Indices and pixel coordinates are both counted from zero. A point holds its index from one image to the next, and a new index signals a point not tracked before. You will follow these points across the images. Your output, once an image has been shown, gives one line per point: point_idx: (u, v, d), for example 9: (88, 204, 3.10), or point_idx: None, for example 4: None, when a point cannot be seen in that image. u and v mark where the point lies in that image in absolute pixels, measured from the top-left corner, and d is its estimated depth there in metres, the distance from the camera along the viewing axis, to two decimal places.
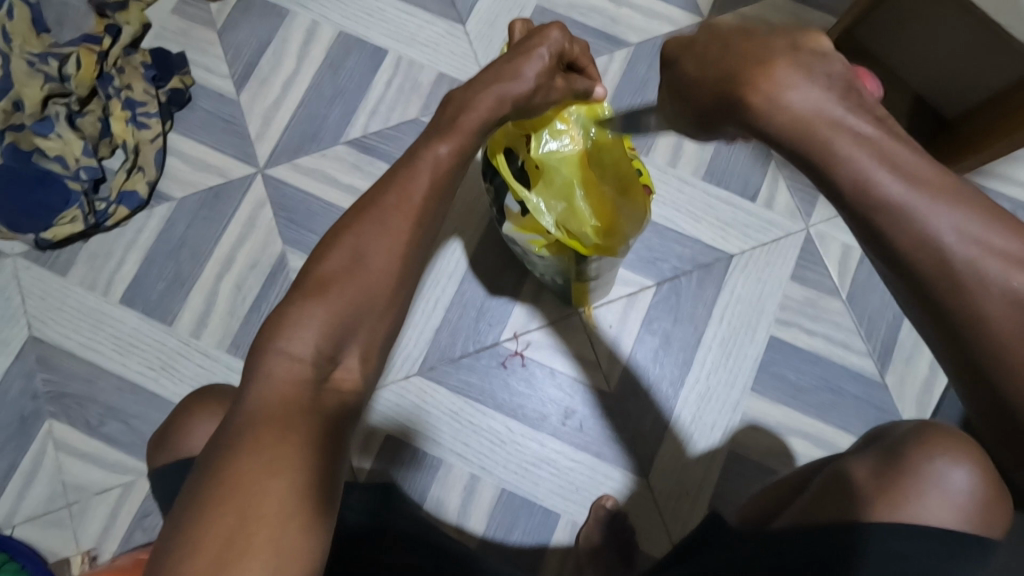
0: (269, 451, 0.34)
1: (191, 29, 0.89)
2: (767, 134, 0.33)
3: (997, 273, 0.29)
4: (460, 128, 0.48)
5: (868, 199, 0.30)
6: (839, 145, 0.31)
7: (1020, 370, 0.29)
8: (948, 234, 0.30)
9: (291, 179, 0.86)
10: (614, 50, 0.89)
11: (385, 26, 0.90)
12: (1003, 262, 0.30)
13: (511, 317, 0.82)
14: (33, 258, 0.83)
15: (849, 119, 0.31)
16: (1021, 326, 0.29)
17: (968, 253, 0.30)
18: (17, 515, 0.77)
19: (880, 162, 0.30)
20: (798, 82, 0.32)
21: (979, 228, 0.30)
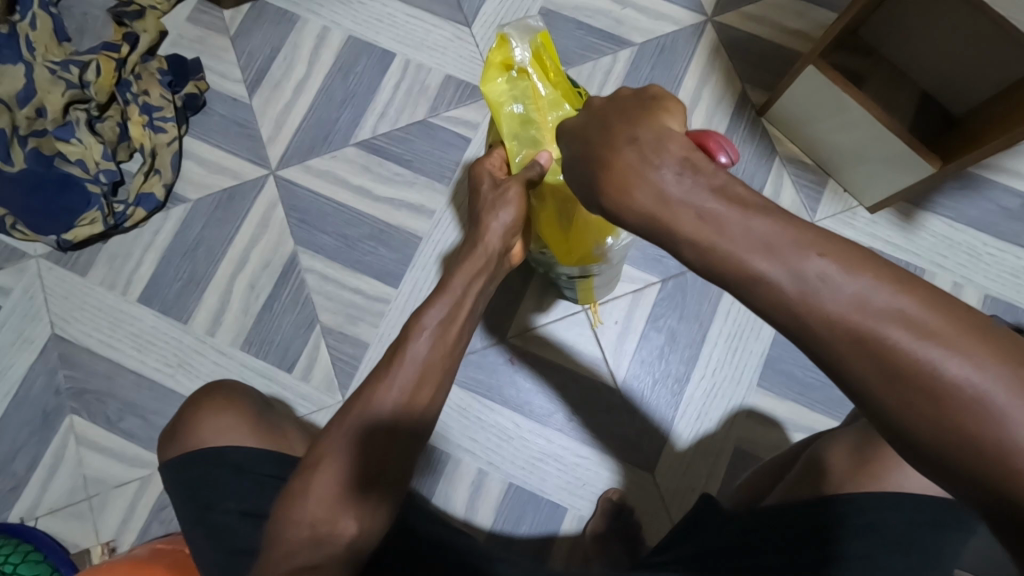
0: (312, 512, 0.45)
1: (205, 35, 0.92)
2: (630, 229, 0.36)
3: (841, 307, 0.30)
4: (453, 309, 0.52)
5: (719, 268, 0.33)
6: (683, 230, 0.33)
7: (885, 391, 0.29)
8: (783, 283, 0.31)
9: (303, 181, 0.88)
10: (617, 50, 0.91)
11: (393, 30, 0.92)
12: (846, 296, 0.30)
13: (517, 315, 0.83)
14: (55, 259, 0.86)
15: (694, 197, 0.33)
16: (887, 359, 0.29)
17: (812, 298, 0.30)
18: (39, 508, 0.79)
19: (697, 222, 0.33)
20: (652, 172, 0.35)
21: (828, 269, 0.30)
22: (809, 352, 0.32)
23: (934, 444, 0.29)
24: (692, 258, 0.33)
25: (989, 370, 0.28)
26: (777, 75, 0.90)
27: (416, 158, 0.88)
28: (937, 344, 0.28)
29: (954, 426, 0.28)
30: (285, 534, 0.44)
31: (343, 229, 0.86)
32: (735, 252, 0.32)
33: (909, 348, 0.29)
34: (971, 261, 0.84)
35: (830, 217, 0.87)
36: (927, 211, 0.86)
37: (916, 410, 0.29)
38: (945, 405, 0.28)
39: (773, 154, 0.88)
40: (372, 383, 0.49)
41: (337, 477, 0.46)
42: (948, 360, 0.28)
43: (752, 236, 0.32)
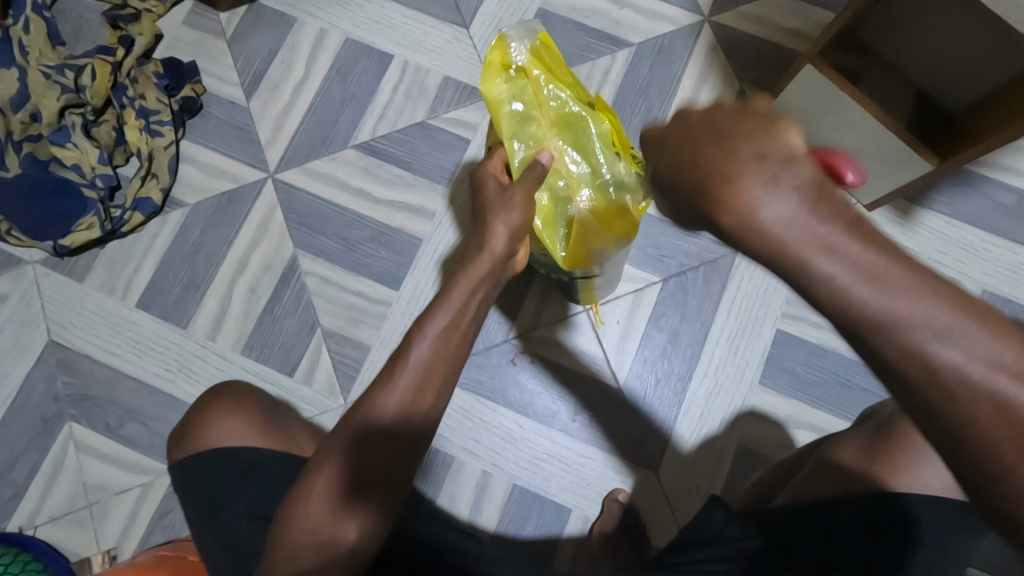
0: (314, 520, 0.45)
1: (202, 38, 0.91)
2: (743, 249, 0.32)
3: (971, 368, 0.28)
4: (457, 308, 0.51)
5: (844, 305, 0.30)
6: (814, 261, 0.30)
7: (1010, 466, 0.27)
8: (910, 334, 0.29)
9: (303, 184, 0.87)
10: (616, 51, 0.91)
11: (391, 31, 0.91)
12: (977, 359, 0.28)
13: (519, 315, 0.83)
14: (52, 264, 0.85)
15: (821, 227, 0.30)
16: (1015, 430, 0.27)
17: (938, 358, 0.28)
18: (39, 516, 0.79)
19: (832, 259, 0.30)
20: (765, 194, 0.31)
21: (953, 328, 0.29)
22: (922, 411, 0.29)
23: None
24: (822, 289, 0.30)
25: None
26: (775, 74, 0.91)
27: (416, 160, 0.87)
28: None
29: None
30: (292, 538, 0.45)
31: (344, 232, 0.86)
32: (849, 286, 0.29)
33: (1010, 398, 0.28)
34: (969, 257, 0.85)
35: None
36: (925, 208, 0.86)
37: (1016, 465, 0.27)
38: None
39: None
40: (377, 393, 0.47)
41: (339, 486, 0.45)
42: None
43: (866, 279, 0.29)
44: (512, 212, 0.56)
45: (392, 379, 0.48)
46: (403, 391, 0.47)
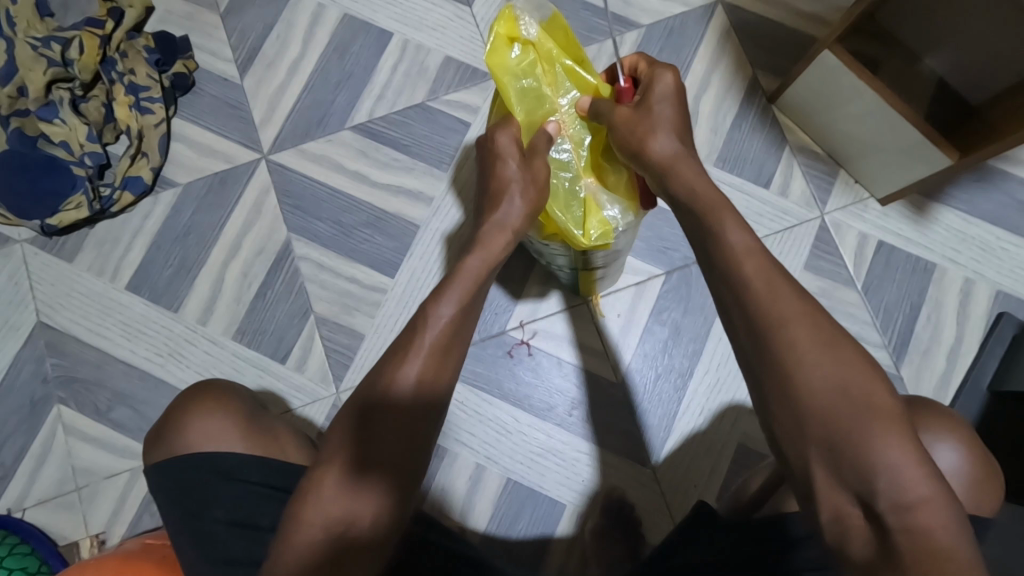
0: (330, 505, 0.43)
1: (194, 12, 0.88)
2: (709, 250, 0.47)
3: (828, 376, 0.40)
4: (459, 277, 0.51)
5: (753, 297, 0.43)
6: (741, 257, 0.45)
7: (830, 444, 0.39)
8: (795, 342, 0.41)
9: (297, 166, 0.85)
10: (625, 32, 0.87)
11: (391, 8, 0.88)
12: (837, 374, 0.40)
13: (518, 306, 0.81)
14: (40, 244, 0.83)
15: (753, 252, 0.45)
16: (843, 425, 0.39)
17: (807, 363, 0.41)
18: (27, 499, 0.78)
19: (761, 273, 0.44)
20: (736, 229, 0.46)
21: (830, 358, 0.41)
22: (783, 394, 0.41)
23: (834, 468, 0.39)
24: (734, 281, 0.44)
25: (921, 473, 0.38)
26: (790, 60, 0.87)
27: (414, 143, 0.85)
28: (884, 439, 0.38)
29: (842, 468, 0.39)
30: (307, 524, 0.43)
31: (339, 216, 0.83)
32: (755, 281, 0.43)
33: (845, 407, 0.39)
34: (984, 255, 0.82)
35: (841, 208, 0.84)
36: (941, 204, 0.83)
37: (827, 429, 0.39)
38: (863, 473, 0.38)
39: (783, 143, 0.86)
40: (393, 360, 0.47)
41: (352, 468, 0.44)
42: (889, 451, 0.38)
43: (774, 290, 0.43)
44: (525, 186, 0.56)
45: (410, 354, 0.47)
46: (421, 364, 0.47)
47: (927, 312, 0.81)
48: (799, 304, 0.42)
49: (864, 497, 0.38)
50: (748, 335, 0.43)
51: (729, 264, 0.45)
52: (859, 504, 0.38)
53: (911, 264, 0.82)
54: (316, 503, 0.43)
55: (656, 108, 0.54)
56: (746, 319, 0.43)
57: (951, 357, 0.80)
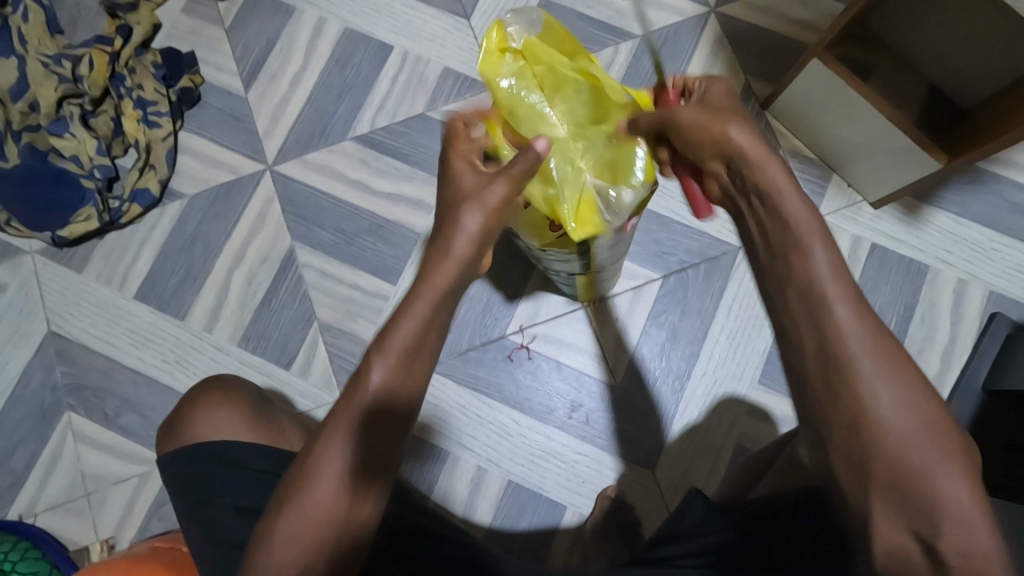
0: (309, 518, 0.43)
1: (200, 27, 0.90)
2: (771, 262, 0.42)
3: (903, 413, 0.37)
4: (427, 291, 0.46)
5: (824, 322, 0.39)
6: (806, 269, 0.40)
7: (898, 484, 0.37)
8: (866, 371, 0.38)
9: (300, 176, 0.87)
10: (619, 42, 0.89)
11: (390, 21, 0.90)
12: (910, 410, 0.37)
13: (518, 310, 0.82)
14: (51, 255, 0.85)
15: (825, 266, 0.40)
16: (914, 463, 0.37)
17: (880, 398, 0.37)
18: (38, 505, 0.79)
19: (833, 292, 0.39)
20: (818, 244, 0.40)
21: (902, 390, 0.37)
22: (853, 430, 0.38)
23: (903, 509, 0.37)
24: (801, 302, 0.40)
25: (981, 513, 0.36)
26: (782, 67, 0.89)
27: (414, 152, 0.86)
28: (960, 478, 0.37)
29: (917, 512, 0.37)
30: (280, 533, 0.43)
31: (341, 225, 0.85)
32: (829, 302, 0.39)
33: (913, 443, 0.37)
34: (977, 256, 0.83)
35: (834, 212, 0.85)
36: (934, 206, 0.84)
37: (896, 467, 0.37)
38: (934, 516, 0.36)
39: (777, 148, 0.87)
40: (371, 363, 0.44)
41: (341, 484, 0.43)
42: (954, 492, 0.36)
43: (846, 311, 0.39)
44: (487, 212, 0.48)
45: (380, 357, 0.44)
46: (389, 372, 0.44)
47: (921, 312, 0.82)
48: (873, 336, 0.38)
49: (924, 537, 0.37)
50: (818, 363, 0.39)
51: (808, 284, 0.40)
52: (918, 543, 0.37)
53: (905, 266, 0.83)
54: (293, 518, 0.43)
55: (727, 113, 0.48)
56: (819, 347, 0.39)
57: (946, 356, 0.81)
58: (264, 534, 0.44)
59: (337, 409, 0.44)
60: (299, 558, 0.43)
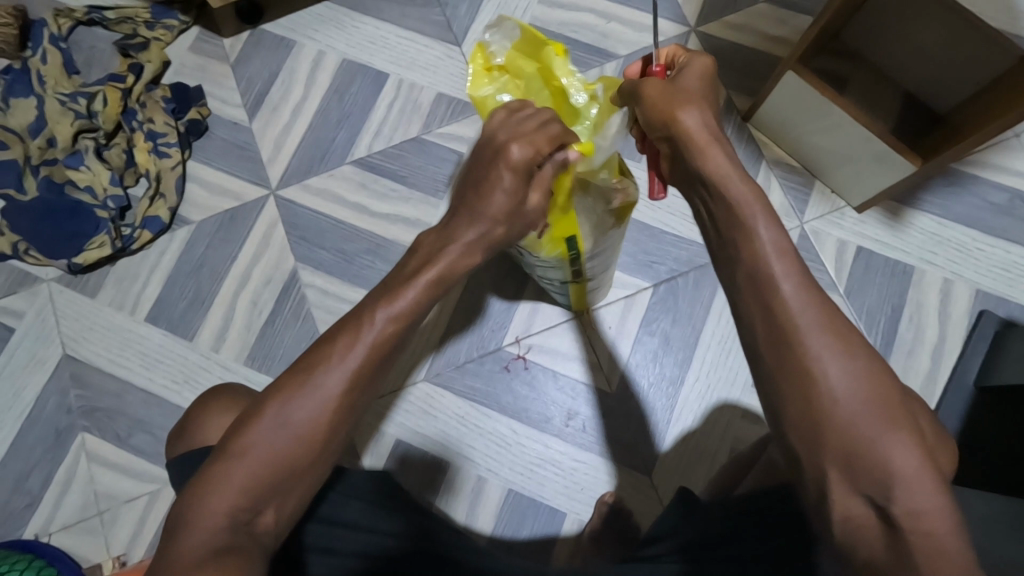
0: (272, 452, 0.42)
1: (206, 64, 0.96)
2: (720, 234, 0.46)
3: (843, 377, 0.39)
4: (408, 293, 0.47)
5: (767, 292, 0.42)
6: (748, 235, 0.44)
7: (848, 450, 0.38)
8: (806, 342, 0.40)
9: (302, 200, 0.90)
10: (604, 63, 0.93)
11: (385, 51, 0.95)
12: (851, 375, 0.39)
13: (513, 322, 0.85)
14: (66, 282, 0.89)
15: (764, 234, 0.44)
16: (858, 427, 0.38)
17: (822, 363, 0.40)
18: (53, 524, 0.82)
19: (773, 262, 0.43)
20: (762, 222, 0.44)
21: (842, 355, 0.40)
22: (801, 397, 0.40)
23: (856, 470, 0.38)
24: (745, 272, 0.44)
25: (931, 482, 0.37)
26: (761, 81, 0.92)
27: (410, 174, 0.90)
28: (904, 442, 0.38)
29: (867, 473, 0.38)
30: (235, 472, 0.41)
31: (341, 245, 0.89)
32: (766, 270, 0.43)
33: (853, 408, 0.39)
34: (961, 256, 0.85)
35: (819, 218, 0.88)
36: (915, 209, 0.87)
37: (841, 429, 0.39)
38: (880, 475, 0.37)
39: (760, 158, 0.90)
40: (377, 302, 0.46)
41: (304, 434, 0.42)
42: (902, 456, 0.38)
43: (786, 284, 0.42)
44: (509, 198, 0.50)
45: (386, 303, 0.46)
46: (393, 318, 0.45)
47: (909, 313, 0.84)
48: (814, 309, 0.41)
49: (878, 501, 0.37)
50: (768, 337, 0.42)
51: (754, 263, 0.43)
52: (872, 508, 0.38)
53: (889, 268, 0.85)
54: (256, 454, 0.41)
55: (691, 98, 0.51)
56: (767, 322, 0.42)
57: (935, 356, 0.82)
58: (211, 476, 0.41)
59: (322, 349, 0.44)
60: (248, 505, 0.41)
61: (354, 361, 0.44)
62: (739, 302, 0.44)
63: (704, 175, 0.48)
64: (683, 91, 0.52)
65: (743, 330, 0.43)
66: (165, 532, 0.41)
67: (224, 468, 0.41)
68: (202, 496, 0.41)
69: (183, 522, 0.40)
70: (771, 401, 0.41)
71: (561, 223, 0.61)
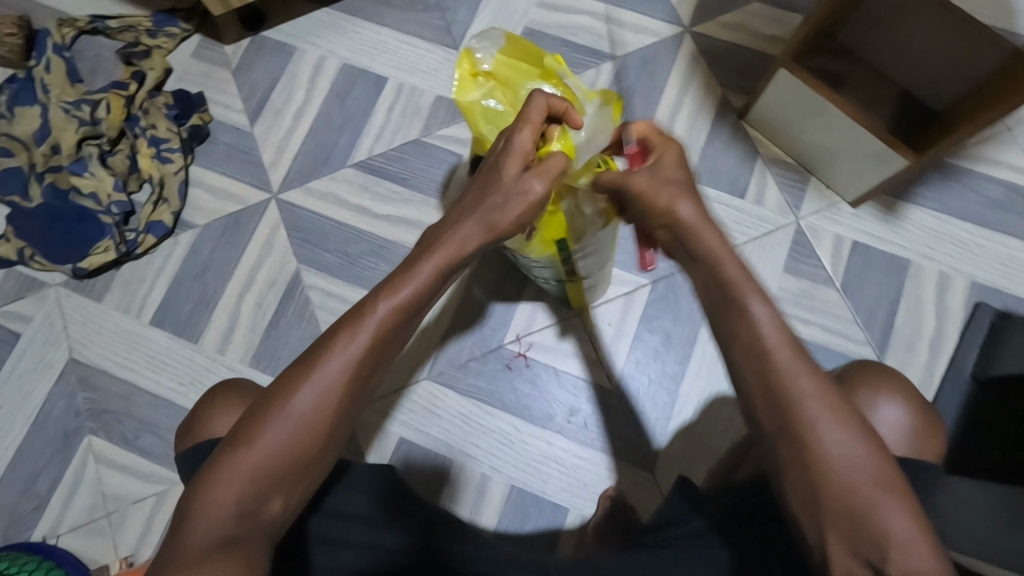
0: (277, 440, 0.42)
1: (209, 70, 0.97)
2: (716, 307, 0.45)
3: (841, 451, 0.39)
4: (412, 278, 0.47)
5: (765, 365, 0.41)
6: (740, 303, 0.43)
7: (849, 521, 0.38)
8: (803, 415, 0.40)
9: (305, 203, 0.92)
10: (601, 64, 0.94)
11: (385, 56, 0.96)
12: (848, 448, 0.39)
13: (514, 321, 0.86)
14: (72, 286, 0.90)
15: (756, 303, 0.43)
16: (856, 498, 0.38)
17: (820, 438, 0.39)
18: (61, 526, 0.83)
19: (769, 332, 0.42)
20: (754, 294, 0.43)
21: (837, 426, 0.39)
22: (801, 469, 0.40)
23: (857, 538, 0.37)
24: (740, 347, 0.43)
25: (932, 549, 0.36)
26: (756, 80, 0.93)
27: (411, 176, 0.91)
28: (903, 514, 0.37)
29: (867, 543, 0.37)
30: (241, 461, 0.41)
31: (344, 247, 0.90)
32: (763, 341, 0.42)
33: (852, 483, 0.38)
34: (957, 250, 0.86)
35: (815, 213, 0.89)
36: (911, 203, 0.88)
37: (841, 504, 0.38)
38: (879, 545, 0.37)
39: (756, 156, 0.91)
40: (380, 292, 0.46)
41: (310, 422, 0.42)
42: (901, 524, 0.37)
43: (781, 353, 0.41)
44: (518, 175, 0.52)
45: (394, 286, 0.46)
46: (395, 310, 0.45)
47: (906, 307, 0.84)
48: (810, 377, 0.41)
49: (876, 565, 0.37)
50: (767, 406, 0.41)
51: (749, 334, 0.42)
52: (872, 573, 0.37)
53: (886, 262, 0.86)
54: (260, 446, 0.41)
55: (680, 182, 0.50)
56: (764, 391, 0.41)
57: (933, 349, 0.83)
58: (217, 466, 0.41)
59: (326, 339, 0.44)
60: (255, 494, 0.41)
61: (356, 351, 0.44)
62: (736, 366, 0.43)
63: (693, 251, 0.47)
64: (673, 170, 0.51)
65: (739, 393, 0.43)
66: (174, 523, 0.41)
67: (231, 458, 0.41)
68: (209, 488, 0.41)
69: (191, 514, 0.40)
70: (773, 465, 0.41)
71: (549, 225, 0.64)
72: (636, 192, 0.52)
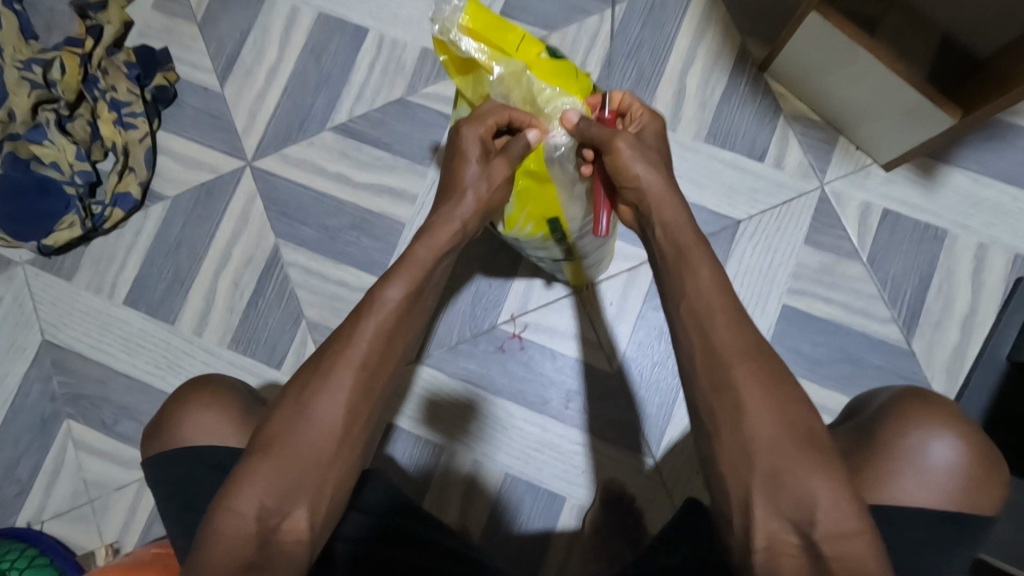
0: (302, 453, 0.44)
1: (172, 24, 0.88)
2: (678, 289, 0.49)
3: (758, 410, 0.43)
4: (407, 266, 0.50)
5: (706, 325, 0.46)
6: (690, 268, 0.48)
7: (772, 473, 0.42)
8: (726, 374, 0.44)
9: (281, 172, 0.84)
10: (605, 9, 0.84)
11: (365, 4, 0.86)
12: (769, 406, 0.43)
13: (508, 299, 0.80)
14: (40, 264, 0.85)
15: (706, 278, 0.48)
16: (775, 459, 0.42)
17: (742, 397, 0.44)
18: (45, 512, 0.81)
19: (710, 299, 0.47)
20: (704, 266, 0.48)
21: (750, 379, 0.44)
22: (729, 427, 0.44)
23: (780, 494, 0.41)
24: (683, 310, 0.48)
25: (845, 500, 0.40)
26: (779, 25, 0.83)
27: (395, 140, 0.83)
28: (820, 476, 0.41)
29: (780, 492, 0.41)
30: (263, 466, 0.43)
31: (325, 220, 0.83)
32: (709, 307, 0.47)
33: (766, 435, 0.43)
34: (999, 218, 0.77)
35: (841, 177, 0.80)
36: (950, 165, 0.78)
37: (758, 451, 0.42)
38: (794, 491, 0.41)
39: (777, 113, 0.81)
40: (383, 284, 0.49)
41: (334, 433, 0.45)
42: (817, 484, 0.41)
43: (717, 316, 0.46)
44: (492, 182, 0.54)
45: (395, 279, 0.49)
46: (400, 295, 0.49)
47: (938, 282, 0.77)
48: (742, 342, 0.46)
49: (800, 526, 0.40)
50: (705, 370, 0.46)
51: (696, 298, 0.47)
52: (796, 535, 0.40)
53: (919, 233, 0.78)
54: (288, 450, 0.43)
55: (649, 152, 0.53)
56: (705, 348, 0.46)
57: (964, 329, 0.76)
58: (241, 474, 0.43)
59: (343, 336, 0.47)
60: (275, 504, 0.42)
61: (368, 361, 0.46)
62: (679, 330, 0.48)
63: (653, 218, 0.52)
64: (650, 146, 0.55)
65: (680, 352, 0.48)
66: (201, 536, 0.42)
67: (262, 461, 0.43)
68: (235, 493, 0.42)
69: (214, 522, 0.42)
70: (700, 415, 0.46)
71: (540, 198, 0.59)
72: (617, 157, 0.52)
